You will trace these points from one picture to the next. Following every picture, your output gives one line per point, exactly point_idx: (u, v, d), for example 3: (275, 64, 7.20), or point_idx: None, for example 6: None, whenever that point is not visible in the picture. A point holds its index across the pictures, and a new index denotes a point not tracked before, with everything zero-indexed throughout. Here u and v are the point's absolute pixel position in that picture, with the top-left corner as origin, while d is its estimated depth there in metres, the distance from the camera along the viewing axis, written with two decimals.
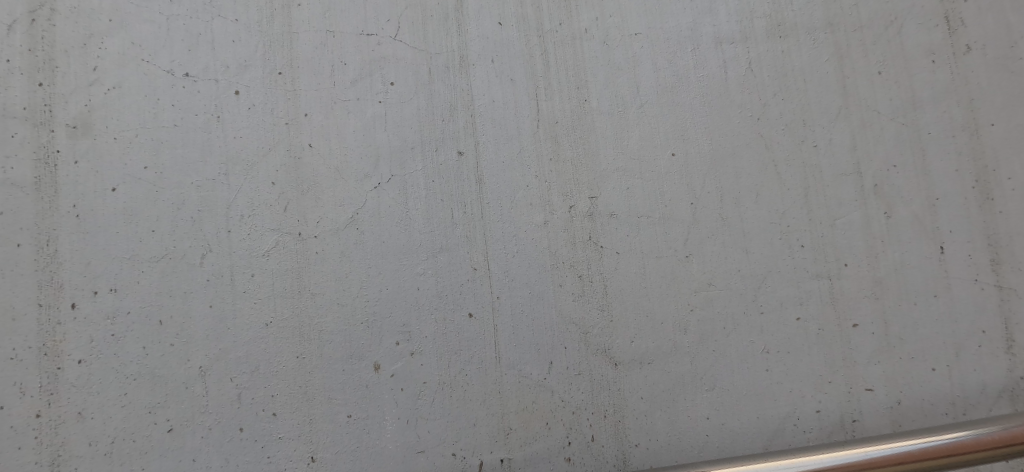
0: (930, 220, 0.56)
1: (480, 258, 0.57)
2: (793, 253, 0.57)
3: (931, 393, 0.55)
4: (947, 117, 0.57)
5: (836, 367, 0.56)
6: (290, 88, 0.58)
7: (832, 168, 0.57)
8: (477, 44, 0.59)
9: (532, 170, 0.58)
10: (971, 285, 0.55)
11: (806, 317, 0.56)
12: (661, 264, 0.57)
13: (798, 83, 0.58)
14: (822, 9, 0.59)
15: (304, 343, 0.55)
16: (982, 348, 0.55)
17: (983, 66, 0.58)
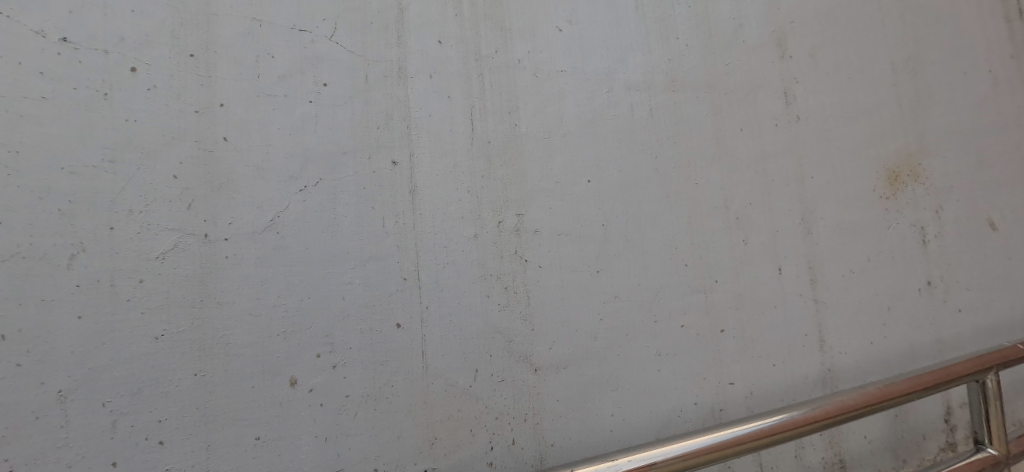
0: (773, 248, 0.72)
1: (411, 268, 0.57)
2: (680, 271, 0.67)
3: (773, 384, 0.70)
4: (783, 169, 0.75)
5: (707, 366, 0.67)
6: (205, 73, 0.52)
7: (709, 202, 0.70)
8: (416, 58, 0.60)
9: (465, 185, 0.60)
10: (798, 299, 0.72)
11: (687, 325, 0.67)
12: (578, 278, 0.63)
13: (685, 130, 0.71)
14: (704, 73, 0.73)
15: (205, 358, 0.49)
16: (803, 346, 0.72)
17: (805, 133, 0.77)
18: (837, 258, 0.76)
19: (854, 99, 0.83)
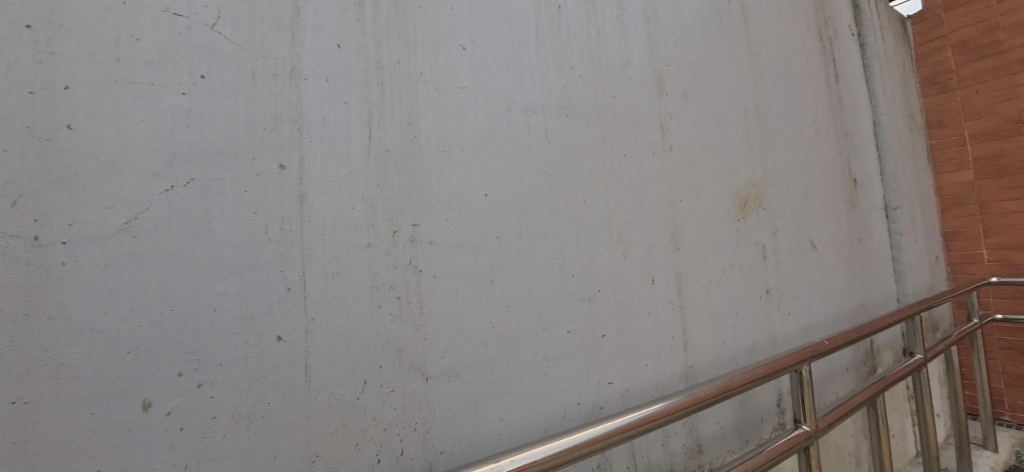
0: (648, 259, 0.88)
1: (296, 279, 0.54)
2: (567, 282, 0.76)
3: (641, 380, 0.84)
4: (655, 193, 0.93)
5: (588, 369, 0.77)
6: (43, 46, 0.44)
7: (594, 220, 0.82)
8: (310, 59, 0.57)
9: (359, 193, 0.58)
10: (666, 305, 0.91)
11: (572, 331, 0.76)
12: (470, 288, 0.66)
13: (576, 154, 0.82)
14: (596, 106, 0.87)
15: (26, 385, 0.40)
16: (663, 346, 0.89)
17: (670, 164, 0.98)
18: (697, 270, 0.98)
19: (710, 146, 1.09)
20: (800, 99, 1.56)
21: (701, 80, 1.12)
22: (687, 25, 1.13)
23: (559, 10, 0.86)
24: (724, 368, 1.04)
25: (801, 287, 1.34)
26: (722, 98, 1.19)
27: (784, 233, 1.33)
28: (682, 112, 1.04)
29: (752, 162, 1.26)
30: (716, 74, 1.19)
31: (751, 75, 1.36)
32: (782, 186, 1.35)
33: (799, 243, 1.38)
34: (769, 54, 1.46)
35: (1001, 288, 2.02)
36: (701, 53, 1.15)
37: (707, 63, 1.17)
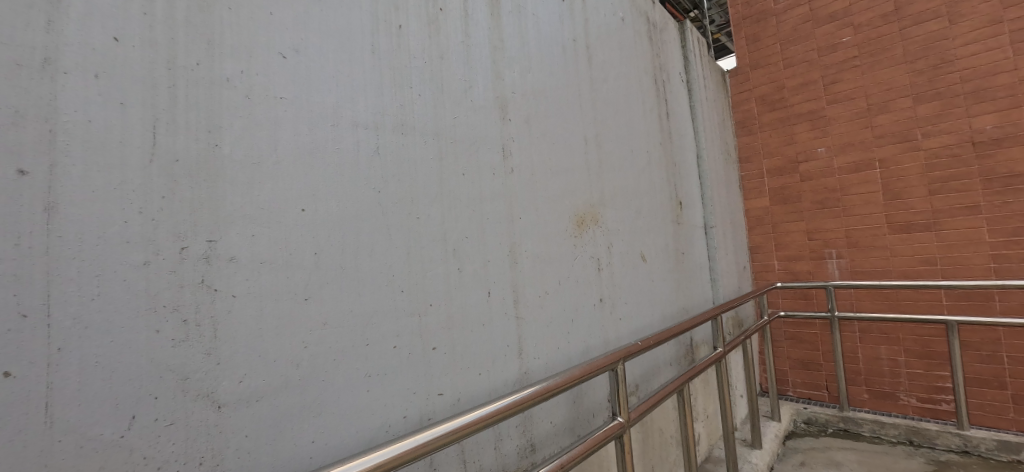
0: (481, 271, 1.18)
1: (35, 308, 0.59)
2: (396, 296, 0.96)
3: (469, 381, 1.11)
4: (493, 209, 1.24)
5: (418, 383, 0.99)
6: None
7: (426, 238, 1.04)
8: (72, 66, 0.64)
9: (131, 203, 0.66)
10: (503, 316, 1.23)
11: (399, 345, 0.96)
12: (279, 306, 0.79)
13: (413, 169, 1.03)
14: (435, 127, 1.10)
15: None
16: (489, 353, 1.17)
17: (507, 182, 1.31)
18: (529, 282, 1.35)
19: (548, 165, 1.48)
20: (628, 127, 2.03)
21: (544, 111, 1.50)
22: (540, 64, 1.51)
23: (401, 29, 1.07)
24: (552, 359, 1.42)
25: (615, 286, 1.78)
26: (563, 128, 1.58)
27: (604, 235, 1.76)
28: (527, 136, 1.41)
29: (580, 181, 1.66)
30: (563, 105, 1.60)
31: (591, 103, 1.79)
32: (606, 197, 1.79)
33: (614, 246, 1.82)
34: (605, 89, 1.89)
35: (793, 292, 3.61)
36: (549, 87, 1.53)
37: (554, 95, 1.55)
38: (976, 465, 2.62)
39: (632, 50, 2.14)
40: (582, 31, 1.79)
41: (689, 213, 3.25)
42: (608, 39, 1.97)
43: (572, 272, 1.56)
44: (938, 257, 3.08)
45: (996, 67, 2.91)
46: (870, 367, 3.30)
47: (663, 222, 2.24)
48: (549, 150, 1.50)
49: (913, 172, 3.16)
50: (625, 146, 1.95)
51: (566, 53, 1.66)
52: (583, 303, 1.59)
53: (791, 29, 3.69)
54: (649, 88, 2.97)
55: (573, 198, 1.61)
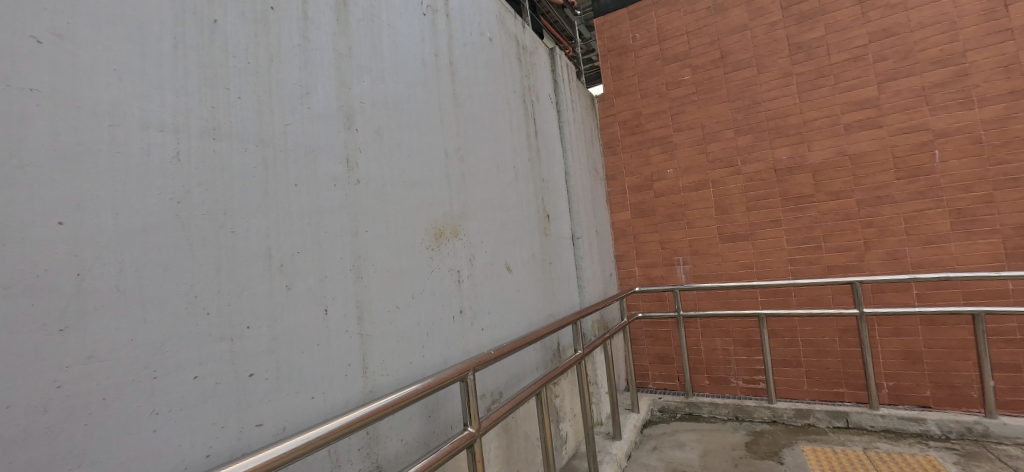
0: (316, 289, 1.27)
1: None
2: (200, 319, 1.01)
3: (290, 406, 1.17)
4: (333, 225, 1.35)
5: (225, 415, 1.02)
6: None
7: (244, 259, 1.11)
8: None
9: None
10: (341, 334, 1.33)
11: (201, 375, 0.99)
12: (31, 341, 0.78)
13: (228, 180, 1.10)
14: (259, 135, 1.19)
15: None
16: (317, 373, 1.24)
17: (352, 198, 1.43)
18: (372, 299, 1.46)
19: (404, 177, 1.70)
20: (484, 141, 2.50)
21: (403, 123, 1.75)
22: (402, 82, 1.79)
23: (218, 24, 1.14)
24: (395, 377, 1.52)
25: (462, 298, 2.00)
26: (419, 141, 1.84)
27: (455, 243, 2.01)
28: (379, 151, 1.60)
29: (433, 193, 1.88)
30: (421, 119, 1.88)
31: (453, 118, 2.20)
32: (459, 205, 2.10)
33: (463, 254, 2.07)
34: (466, 106, 2.37)
35: (647, 296, 4.24)
36: (409, 104, 1.81)
37: (413, 111, 1.84)
38: (780, 431, 3.43)
39: (491, 79, 2.74)
40: (446, 51, 2.26)
41: (556, 225, 3.49)
42: (470, 65, 2.49)
43: (421, 284, 1.71)
44: (754, 262, 3.76)
45: (789, 111, 3.63)
46: (709, 356, 4.09)
47: (509, 231, 2.66)
48: (402, 166, 1.70)
49: (735, 191, 3.81)
50: (479, 154, 2.42)
51: (427, 71, 2.02)
52: (430, 312, 1.75)
53: (646, 64, 4.14)
54: (518, 105, 3.13)
55: (426, 211, 1.81)
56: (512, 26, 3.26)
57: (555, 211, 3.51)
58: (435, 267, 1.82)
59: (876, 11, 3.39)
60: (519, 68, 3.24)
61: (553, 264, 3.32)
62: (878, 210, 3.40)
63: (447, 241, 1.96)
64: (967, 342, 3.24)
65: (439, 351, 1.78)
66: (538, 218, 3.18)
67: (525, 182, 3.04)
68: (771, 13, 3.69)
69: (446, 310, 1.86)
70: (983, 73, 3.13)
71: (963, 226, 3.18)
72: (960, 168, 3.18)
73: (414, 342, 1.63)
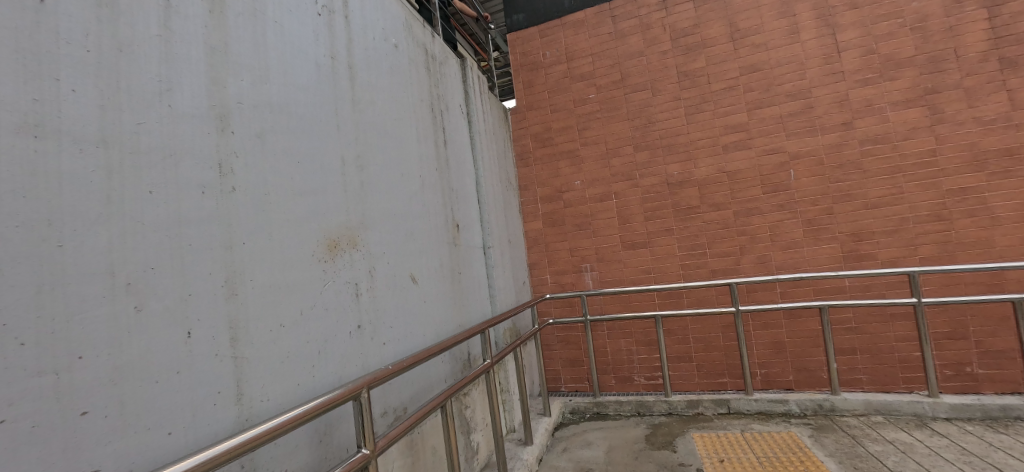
0: (174, 308, 1.22)
1: None
2: (13, 348, 0.93)
3: (139, 441, 1.10)
4: (199, 237, 1.32)
5: (49, 458, 0.95)
6: None
7: (76, 280, 1.04)
8: None
9: None
10: (208, 357, 1.29)
11: (13, 418, 0.91)
12: None
13: (58, 191, 1.03)
14: (99, 138, 1.11)
15: None
16: (172, 402, 1.19)
17: (224, 206, 1.41)
18: (245, 315, 1.44)
19: (288, 185, 1.70)
20: (385, 148, 2.55)
21: (289, 128, 1.76)
22: (287, 85, 1.80)
23: (48, 10, 1.07)
24: (272, 402, 1.50)
25: (359, 314, 2.02)
26: (308, 148, 1.85)
27: (349, 254, 2.03)
28: (259, 158, 1.58)
29: (322, 201, 1.89)
30: (310, 125, 1.90)
31: (351, 124, 2.24)
32: (354, 214, 2.12)
33: (359, 265, 2.10)
34: (366, 112, 2.41)
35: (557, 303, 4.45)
36: (297, 108, 1.83)
37: (302, 116, 1.85)
38: (676, 422, 3.77)
39: (395, 86, 2.81)
40: (345, 55, 2.32)
41: (464, 235, 3.57)
42: (370, 70, 2.55)
43: (304, 297, 1.70)
44: (651, 267, 4.12)
45: (678, 131, 4.06)
46: (615, 357, 4.37)
47: (412, 240, 2.71)
48: (285, 175, 1.70)
49: (635, 202, 4.17)
50: (379, 162, 2.46)
51: (320, 74, 2.05)
52: (317, 327, 1.75)
53: (555, 81, 4.39)
54: (425, 114, 3.20)
55: (314, 220, 1.82)
56: (420, 34, 3.32)
57: (464, 221, 3.59)
58: (324, 278, 1.83)
59: (744, 48, 3.90)
60: (429, 78, 3.34)
61: (463, 274, 3.41)
62: (749, 221, 3.91)
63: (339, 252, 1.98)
64: (817, 331, 3.83)
65: (327, 367, 1.78)
66: (445, 227, 3.24)
67: (431, 192, 3.10)
68: (662, 42, 4.10)
69: (337, 324, 1.87)
70: (825, 106, 3.73)
71: (812, 234, 3.77)
72: (810, 185, 3.77)
73: (295, 359, 1.62)
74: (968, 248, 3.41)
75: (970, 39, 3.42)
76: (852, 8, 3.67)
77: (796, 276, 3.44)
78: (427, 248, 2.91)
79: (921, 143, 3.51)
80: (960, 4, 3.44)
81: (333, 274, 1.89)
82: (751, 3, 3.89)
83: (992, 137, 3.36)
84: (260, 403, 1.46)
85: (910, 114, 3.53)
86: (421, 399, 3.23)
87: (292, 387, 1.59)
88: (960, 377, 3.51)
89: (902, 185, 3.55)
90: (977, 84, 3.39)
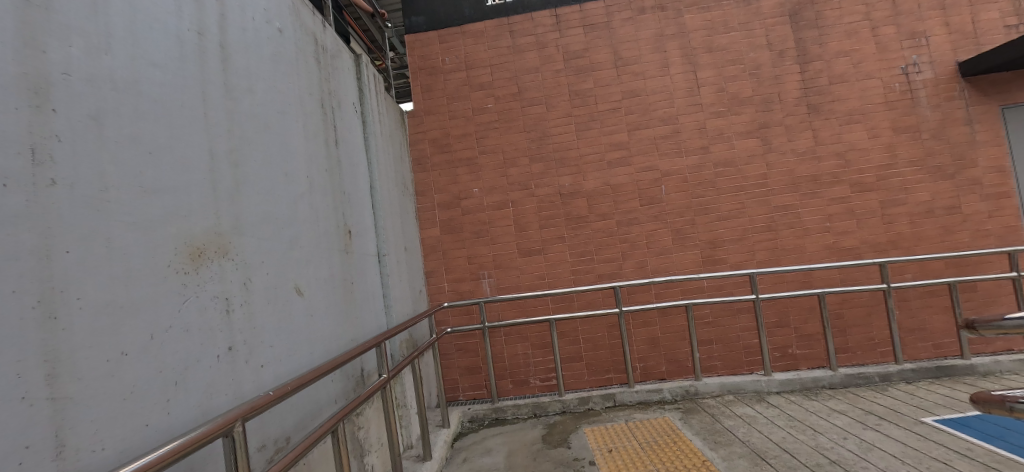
0: None
1: None
2: None
3: None
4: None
5: None
6: None
7: None
8: None
9: None
10: (12, 398, 1.03)
11: None
12: None
13: None
14: None
15: None
16: None
17: (39, 203, 1.15)
18: (68, 342, 1.17)
19: (134, 180, 1.43)
20: (265, 143, 2.28)
21: (136, 113, 1.48)
22: (137, 60, 1.52)
23: None
24: (109, 450, 1.24)
25: (222, 333, 1.76)
26: (161, 138, 1.58)
27: (215, 263, 1.77)
28: (94, 146, 1.31)
29: (180, 201, 1.62)
30: (166, 110, 1.62)
31: (222, 113, 1.96)
32: (222, 218, 1.85)
33: (228, 276, 1.84)
34: (242, 101, 2.13)
35: (455, 310, 4.53)
36: (149, 88, 1.55)
37: (155, 98, 1.57)
38: (568, 420, 3.99)
39: (280, 76, 2.52)
40: (217, 31, 2.01)
41: (358, 242, 3.32)
42: (249, 54, 2.25)
43: (154, 315, 1.44)
44: (545, 273, 4.41)
45: (569, 145, 4.44)
46: (512, 361, 4.59)
47: (296, 247, 2.45)
48: (129, 169, 1.42)
49: (530, 210, 4.45)
50: (257, 158, 2.19)
51: (182, 50, 1.76)
52: (170, 351, 1.49)
53: (454, 87, 4.55)
54: (314, 110, 2.91)
55: (167, 224, 1.55)
56: (309, 21, 3.01)
57: (358, 227, 3.35)
58: (181, 292, 1.56)
59: (626, 75, 4.40)
60: (318, 70, 3.03)
61: (355, 284, 3.16)
62: (630, 229, 4.37)
63: (203, 261, 1.71)
64: (683, 326, 4.46)
65: (182, 397, 1.52)
66: (336, 233, 2.98)
67: (320, 195, 2.83)
68: (556, 62, 4.48)
69: (197, 345, 1.61)
70: (689, 131, 4.35)
71: (679, 242, 4.33)
72: (678, 199, 4.34)
73: (141, 390, 1.35)
74: (789, 253, 4.24)
75: (789, 86, 4.29)
76: (708, 51, 4.36)
77: (666, 278, 3.85)
78: (315, 257, 2.65)
79: (757, 168, 4.29)
80: (782, 58, 4.32)
81: (193, 287, 1.62)
82: (632, 36, 4.41)
83: (805, 166, 4.25)
84: (91, 454, 1.18)
85: (749, 143, 4.30)
86: (306, 425, 2.76)
87: (136, 426, 1.32)
88: (785, 358, 4.39)
89: (744, 202, 4.29)
90: (796, 123, 4.27)
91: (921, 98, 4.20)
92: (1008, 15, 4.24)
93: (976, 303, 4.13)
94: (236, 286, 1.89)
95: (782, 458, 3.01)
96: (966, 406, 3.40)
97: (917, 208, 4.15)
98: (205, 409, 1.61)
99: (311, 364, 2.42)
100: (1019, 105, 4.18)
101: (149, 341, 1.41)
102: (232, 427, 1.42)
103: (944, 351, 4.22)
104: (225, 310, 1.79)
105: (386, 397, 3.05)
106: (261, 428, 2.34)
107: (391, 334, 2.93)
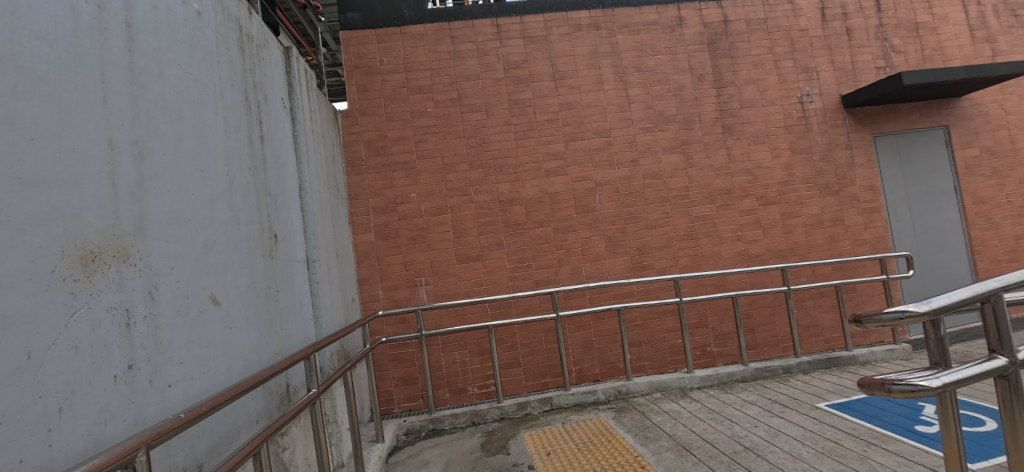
0: None
1: None
2: None
3: None
4: None
5: None
6: None
7: None
8: None
9: None
10: None
11: None
12: None
13: None
14: None
15: None
16: None
17: None
18: None
19: (10, 171, 1.19)
20: (176, 136, 2.02)
21: (13, 91, 1.23)
22: (16, 29, 1.27)
23: None
24: None
25: (121, 349, 1.51)
26: (47, 121, 1.33)
27: (112, 270, 1.52)
28: None
29: (68, 197, 1.37)
30: (53, 90, 1.37)
31: (125, 98, 1.70)
32: (122, 217, 1.60)
33: (129, 283, 1.59)
34: (150, 87, 1.87)
35: (392, 319, 4.39)
36: (32, 64, 1.30)
37: (40, 77, 1.32)
38: (507, 425, 3.98)
39: (196, 63, 2.25)
40: (123, 6, 1.76)
41: (284, 248, 3.05)
42: (160, 35, 1.98)
43: (31, 330, 1.20)
44: (483, 279, 4.40)
45: (508, 153, 4.49)
46: (449, 369, 4.54)
47: (212, 252, 2.18)
48: (3, 157, 1.18)
49: (469, 216, 4.43)
50: (167, 151, 1.93)
51: (78, 24, 1.51)
52: (52, 372, 1.24)
53: (392, 89, 4.44)
54: (236, 102, 2.64)
55: (51, 222, 1.30)
56: (233, 6, 2.72)
57: (285, 231, 3.08)
58: (67, 302, 1.32)
59: (563, 88, 4.59)
60: (242, 60, 2.76)
61: (280, 292, 2.89)
62: (567, 236, 4.51)
63: (96, 267, 1.46)
64: (614, 329, 4.71)
65: (68, 426, 1.27)
66: (260, 237, 2.72)
67: (242, 196, 2.56)
68: (496, 71, 4.54)
69: (87, 364, 1.36)
70: (620, 144, 4.61)
71: (610, 249, 4.54)
72: (609, 208, 4.55)
73: (13, 419, 1.11)
74: (708, 259, 4.63)
75: (706, 108, 4.73)
76: (637, 71, 4.67)
77: (601, 284, 3.99)
78: (234, 263, 2.38)
79: (680, 181, 4.65)
80: (701, 82, 4.75)
81: (82, 297, 1.38)
82: (569, 51, 4.61)
83: (720, 180, 4.69)
84: None
85: (673, 158, 4.65)
86: (221, 451, 2.29)
87: (5, 463, 1.08)
88: (704, 355, 4.81)
89: (669, 212, 4.61)
90: (712, 141, 4.71)
91: (813, 124, 4.84)
92: (877, 58, 5.03)
93: (855, 301, 4.83)
94: (139, 296, 1.64)
95: (704, 448, 3.24)
96: (851, 392, 3.92)
97: (810, 220, 4.75)
98: (98, 437, 1.37)
99: (227, 382, 2.16)
100: (884, 134, 4.99)
101: (25, 362, 1.17)
102: (136, 456, 1.19)
103: (832, 344, 4.88)
104: (124, 323, 1.54)
105: (316, 413, 2.81)
106: (166, 456, 1.89)
107: (323, 344, 2.71)
